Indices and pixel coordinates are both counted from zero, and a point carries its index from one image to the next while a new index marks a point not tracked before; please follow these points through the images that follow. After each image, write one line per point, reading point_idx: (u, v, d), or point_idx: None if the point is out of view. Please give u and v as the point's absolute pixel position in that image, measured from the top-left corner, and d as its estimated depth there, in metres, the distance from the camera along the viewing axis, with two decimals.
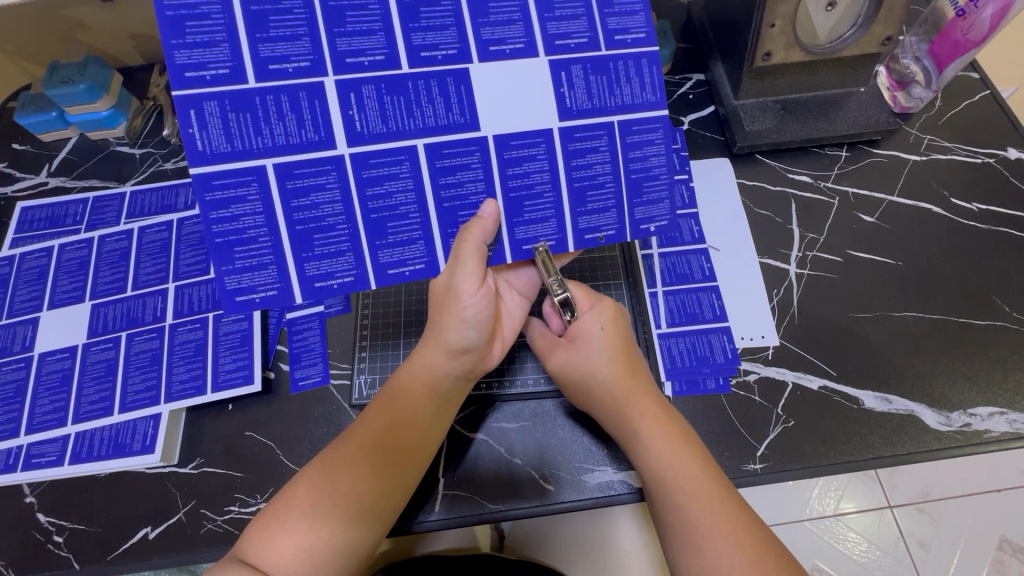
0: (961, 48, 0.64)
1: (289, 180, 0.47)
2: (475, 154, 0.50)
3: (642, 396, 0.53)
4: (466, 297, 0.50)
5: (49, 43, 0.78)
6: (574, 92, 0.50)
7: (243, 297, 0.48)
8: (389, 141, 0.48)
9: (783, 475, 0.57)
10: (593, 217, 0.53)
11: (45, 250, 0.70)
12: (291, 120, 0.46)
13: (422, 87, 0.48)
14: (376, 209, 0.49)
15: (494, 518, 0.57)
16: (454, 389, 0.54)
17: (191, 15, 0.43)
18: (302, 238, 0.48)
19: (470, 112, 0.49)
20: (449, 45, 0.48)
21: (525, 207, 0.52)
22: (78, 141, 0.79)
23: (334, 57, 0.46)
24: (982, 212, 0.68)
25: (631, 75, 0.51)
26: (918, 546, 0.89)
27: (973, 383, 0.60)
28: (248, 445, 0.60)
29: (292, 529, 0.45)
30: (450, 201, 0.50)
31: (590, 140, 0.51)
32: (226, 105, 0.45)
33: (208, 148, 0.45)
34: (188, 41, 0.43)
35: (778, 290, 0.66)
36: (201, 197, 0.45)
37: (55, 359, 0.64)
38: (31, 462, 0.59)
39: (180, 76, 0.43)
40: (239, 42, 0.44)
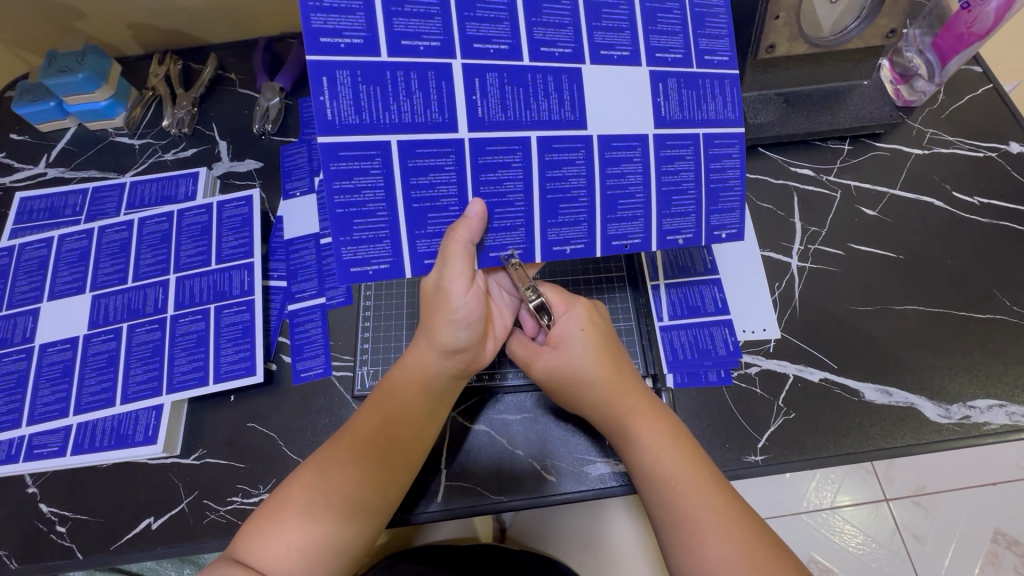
0: (965, 42, 0.64)
1: (411, 158, 0.47)
2: (580, 151, 0.50)
3: (627, 394, 0.53)
4: (457, 298, 0.49)
5: (48, 29, 0.78)
6: (668, 101, 0.51)
7: (356, 268, 0.48)
8: (507, 129, 0.48)
9: (784, 467, 0.57)
10: (622, 224, 0.52)
11: (44, 241, 0.69)
12: (418, 98, 0.46)
13: (538, 80, 0.48)
14: (488, 193, 0.49)
15: (494, 509, 0.58)
16: (447, 389, 0.53)
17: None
18: (418, 217, 0.48)
19: (580, 111, 0.49)
20: (567, 43, 0.49)
21: (619, 205, 0.52)
22: (76, 131, 0.78)
23: (462, 41, 0.46)
24: (982, 205, 0.69)
25: (717, 91, 0.52)
26: (913, 538, 0.93)
27: (973, 376, 0.60)
28: (250, 436, 0.60)
29: (286, 526, 0.45)
30: (554, 194, 0.51)
31: (680, 148, 0.52)
32: (357, 76, 0.44)
33: (337, 118, 0.44)
34: (324, 7, 0.43)
35: (779, 284, 0.66)
36: (327, 166, 0.45)
37: (56, 350, 0.63)
38: (33, 453, 0.59)
39: (315, 42, 0.43)
40: (376, 19, 0.44)
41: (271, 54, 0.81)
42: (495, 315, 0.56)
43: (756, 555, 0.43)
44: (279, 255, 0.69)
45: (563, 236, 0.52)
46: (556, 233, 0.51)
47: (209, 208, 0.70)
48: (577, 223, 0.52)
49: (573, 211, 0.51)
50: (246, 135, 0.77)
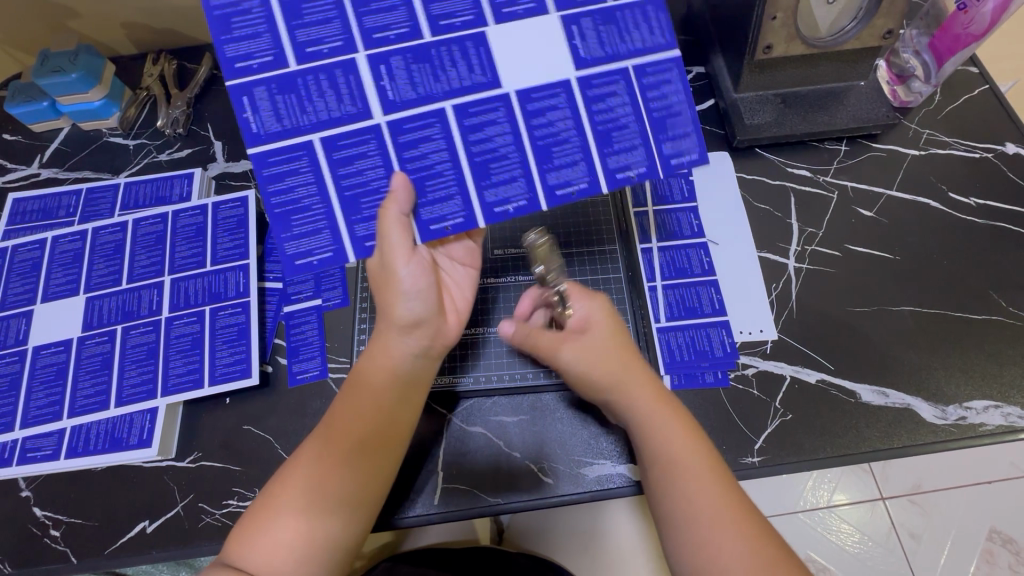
0: (961, 43, 0.64)
1: (336, 150, 0.48)
2: (500, 110, 0.50)
3: (646, 387, 0.52)
4: (401, 269, 0.48)
5: (40, 28, 0.78)
6: (585, 42, 0.50)
7: (301, 260, 0.49)
8: (419, 106, 0.49)
9: (781, 468, 0.57)
10: (562, 172, 0.51)
11: (38, 242, 0.69)
12: (331, 96, 0.48)
13: (486, 64, 0.50)
14: (415, 168, 0.49)
15: (491, 511, 0.58)
16: (416, 369, 0.51)
17: (236, 12, 0.46)
18: (352, 203, 0.49)
19: (491, 72, 0.50)
20: (528, 1, 0.50)
21: (553, 153, 0.51)
22: (70, 132, 0.78)
23: (429, 22, 0.49)
24: (978, 206, 0.69)
25: (638, 22, 0.51)
26: (909, 536, 0.94)
27: (969, 377, 0.60)
28: (246, 439, 0.60)
29: (276, 527, 0.45)
30: (482, 156, 0.50)
31: (608, 84, 0.51)
32: (272, 88, 0.47)
33: (261, 128, 0.47)
34: (302, 20, 0.47)
35: (776, 285, 0.66)
36: (260, 173, 0.48)
37: (50, 352, 0.63)
38: (27, 456, 0.58)
39: (231, 66, 0.46)
40: (280, 31, 0.47)
41: None
42: (447, 287, 0.56)
43: (763, 556, 0.43)
44: (275, 256, 0.69)
45: (501, 195, 0.50)
46: (493, 193, 0.50)
47: (204, 209, 0.70)
48: (514, 179, 0.51)
49: (507, 168, 0.50)
50: (241, 135, 0.77)
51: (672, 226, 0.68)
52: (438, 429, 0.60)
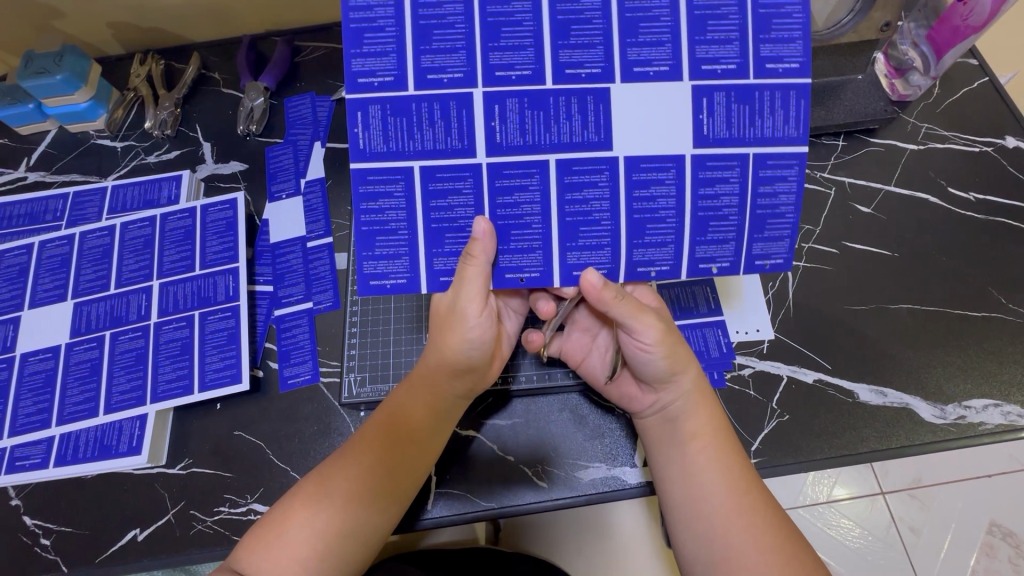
0: (961, 35, 0.63)
1: (431, 182, 0.48)
2: (603, 174, 0.48)
3: (700, 384, 0.51)
4: (469, 320, 0.49)
5: (24, 30, 0.76)
6: (712, 120, 0.48)
7: (375, 282, 0.49)
8: (524, 153, 0.48)
9: (777, 470, 0.56)
10: (648, 250, 0.50)
11: (25, 247, 0.68)
12: (440, 127, 0.47)
13: (561, 103, 0.47)
14: (505, 216, 0.49)
15: (487, 515, 0.57)
16: (453, 409, 0.52)
17: (370, 27, 0.46)
18: (436, 236, 0.49)
19: (605, 131, 0.47)
20: (663, 60, 0.47)
21: (647, 229, 0.49)
22: (56, 134, 0.77)
23: (554, 67, 0.47)
24: (977, 201, 0.68)
25: (777, 105, 0.47)
26: (908, 530, 0.93)
27: (968, 375, 0.59)
28: (237, 444, 0.60)
29: (291, 537, 0.45)
30: (572, 218, 0.49)
31: (722, 169, 0.48)
32: (387, 110, 0.46)
33: (368, 146, 0.47)
34: (363, 50, 0.46)
35: (773, 283, 0.65)
36: (357, 189, 0.47)
37: (38, 359, 0.62)
38: (16, 464, 0.58)
39: (353, 82, 0.46)
40: (406, 54, 0.46)
41: (255, 53, 0.80)
42: (502, 337, 0.57)
43: (785, 552, 0.43)
44: (265, 259, 0.68)
45: (583, 260, 0.50)
46: (575, 257, 0.50)
47: (192, 212, 0.69)
48: (600, 248, 0.50)
49: (595, 236, 0.49)
50: (229, 135, 0.76)
51: None
52: None
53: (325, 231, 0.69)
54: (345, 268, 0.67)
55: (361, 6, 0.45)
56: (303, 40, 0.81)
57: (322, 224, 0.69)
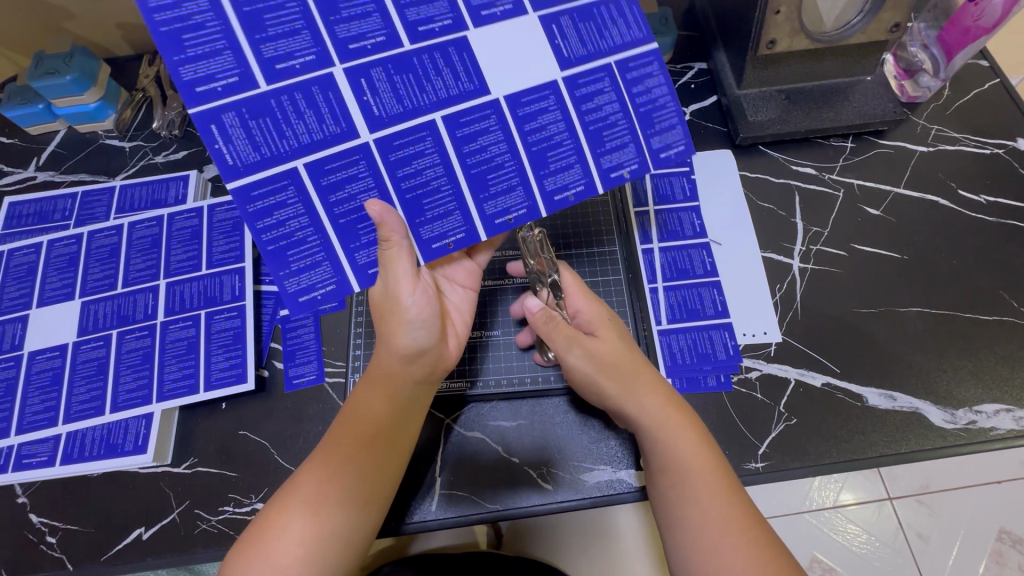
0: (971, 36, 0.62)
1: (322, 176, 0.45)
2: (491, 118, 0.48)
3: (668, 406, 0.50)
4: (406, 297, 0.47)
5: (36, 31, 0.77)
6: (568, 42, 0.49)
7: (304, 297, 0.46)
8: (407, 120, 0.46)
9: (784, 474, 0.56)
10: (559, 177, 0.50)
11: (33, 246, 0.68)
12: (311, 116, 0.44)
13: (426, 60, 0.46)
14: (409, 188, 0.47)
15: (492, 517, 0.57)
16: (418, 394, 0.50)
17: (187, 26, 0.40)
18: (348, 231, 0.47)
19: (478, 78, 0.47)
20: (507, 1, 0.48)
21: (549, 157, 0.49)
22: (66, 134, 0.78)
23: (407, 28, 0.45)
24: (989, 204, 0.67)
25: (616, 16, 0.50)
26: (917, 537, 0.92)
27: (980, 379, 0.59)
28: (242, 444, 0.60)
29: (271, 546, 0.45)
30: (478, 167, 0.48)
31: (594, 83, 0.49)
32: (244, 113, 0.42)
33: (239, 160, 0.43)
34: (189, 55, 0.41)
35: (780, 285, 0.64)
36: (245, 211, 0.44)
37: (46, 358, 0.62)
38: (22, 462, 0.58)
39: (191, 93, 0.41)
40: (241, 48, 0.42)
41: None
42: (449, 312, 0.55)
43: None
44: None
45: (501, 206, 0.49)
46: (492, 206, 0.49)
47: (200, 212, 0.69)
48: (513, 189, 0.49)
49: (503, 179, 0.49)
50: None
51: (673, 225, 0.67)
52: (436, 434, 0.60)
53: None
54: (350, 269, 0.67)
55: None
56: None
57: None
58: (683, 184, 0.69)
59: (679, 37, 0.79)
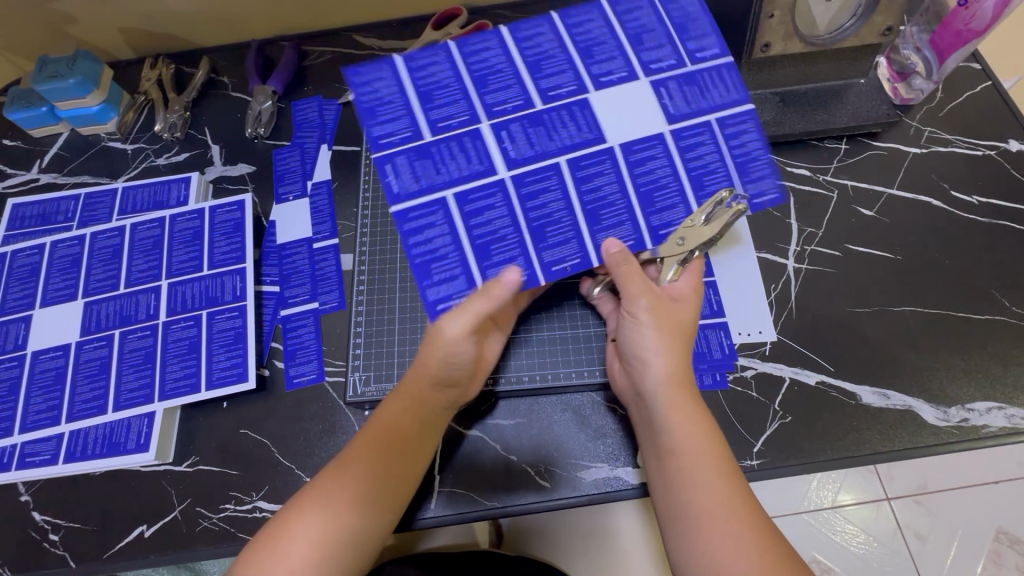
0: (963, 39, 0.63)
1: (467, 204, 0.48)
2: (607, 163, 0.49)
3: (674, 386, 0.50)
4: (455, 346, 0.49)
5: (40, 36, 0.78)
6: (673, 100, 0.50)
7: (442, 306, 0.47)
8: (536, 162, 0.49)
9: (779, 471, 0.56)
10: (664, 215, 0.50)
11: (37, 247, 0.69)
12: (461, 157, 0.48)
13: (556, 116, 0.49)
14: (536, 216, 0.49)
15: (492, 514, 0.57)
16: (440, 418, 0.53)
17: (379, 103, 0.48)
18: (484, 250, 0.48)
19: (596, 129, 0.49)
20: (569, 83, 0.50)
21: (656, 198, 0.50)
22: (69, 136, 0.78)
23: (484, 108, 0.49)
24: (981, 204, 0.68)
25: (718, 78, 0.50)
26: (914, 537, 0.93)
27: (971, 378, 0.59)
28: (243, 442, 0.60)
29: (286, 552, 0.45)
30: (593, 203, 0.49)
31: (697, 135, 0.50)
32: (411, 156, 0.48)
33: (402, 188, 0.47)
34: (379, 119, 0.48)
35: (775, 285, 0.65)
36: (400, 228, 0.47)
37: (48, 357, 0.63)
38: (26, 461, 0.58)
39: (376, 143, 0.47)
40: (415, 111, 0.48)
41: (264, 57, 0.81)
42: (484, 359, 0.58)
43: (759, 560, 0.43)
44: (272, 260, 0.69)
45: (613, 240, 0.49)
46: (605, 237, 0.49)
47: (201, 213, 0.70)
48: (622, 224, 0.50)
49: (615, 215, 0.49)
50: (237, 138, 0.77)
51: None
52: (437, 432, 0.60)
53: (331, 232, 0.70)
54: (350, 270, 0.68)
55: (363, 88, 0.48)
56: (311, 45, 0.83)
57: (328, 226, 0.70)
58: None
59: None
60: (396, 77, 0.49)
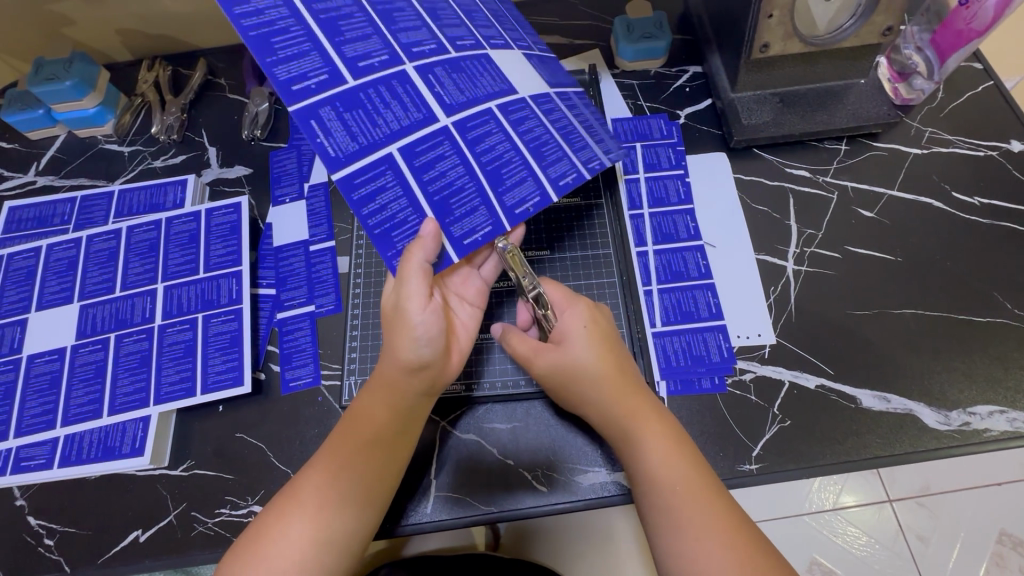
0: (964, 38, 0.63)
1: (414, 158, 0.47)
2: (529, 108, 0.53)
3: (620, 395, 0.52)
4: (414, 314, 0.48)
5: (37, 37, 0.78)
6: (543, 71, 0.58)
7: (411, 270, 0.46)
8: (472, 107, 0.50)
9: (778, 476, 0.56)
10: (588, 151, 0.54)
11: (33, 250, 0.69)
12: (396, 106, 0.47)
13: (472, 65, 0.52)
14: (488, 161, 0.50)
15: (487, 519, 0.57)
16: (421, 406, 0.51)
17: (272, 32, 0.43)
18: (443, 206, 0.48)
19: (507, 80, 0.53)
20: (467, 36, 0.53)
21: (577, 138, 0.54)
22: (66, 139, 0.78)
23: (403, 49, 0.49)
24: (982, 206, 0.67)
25: (558, 68, 0.60)
26: (917, 539, 0.92)
27: (973, 381, 0.59)
28: (239, 447, 0.60)
29: (269, 550, 0.45)
30: (533, 142, 0.52)
31: (569, 98, 0.58)
32: (338, 107, 0.44)
33: (340, 151, 0.44)
34: (280, 57, 0.43)
35: (774, 288, 0.65)
36: (350, 198, 0.44)
37: (44, 361, 0.63)
38: (20, 465, 0.58)
39: (289, 91, 0.42)
40: (326, 51, 0.45)
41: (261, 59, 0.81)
42: (458, 330, 0.55)
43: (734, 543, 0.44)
44: (268, 262, 0.69)
45: (559, 171, 0.52)
46: (554, 171, 0.52)
47: (197, 215, 0.70)
48: (563, 159, 0.53)
49: (554, 150, 0.53)
50: (234, 140, 0.77)
51: (668, 228, 0.68)
52: (433, 436, 0.60)
53: (327, 234, 0.70)
54: (346, 272, 0.68)
55: (245, 7, 0.42)
56: None
57: (324, 228, 0.70)
58: (679, 187, 0.70)
59: (674, 41, 0.80)
60: (292, 7, 0.44)
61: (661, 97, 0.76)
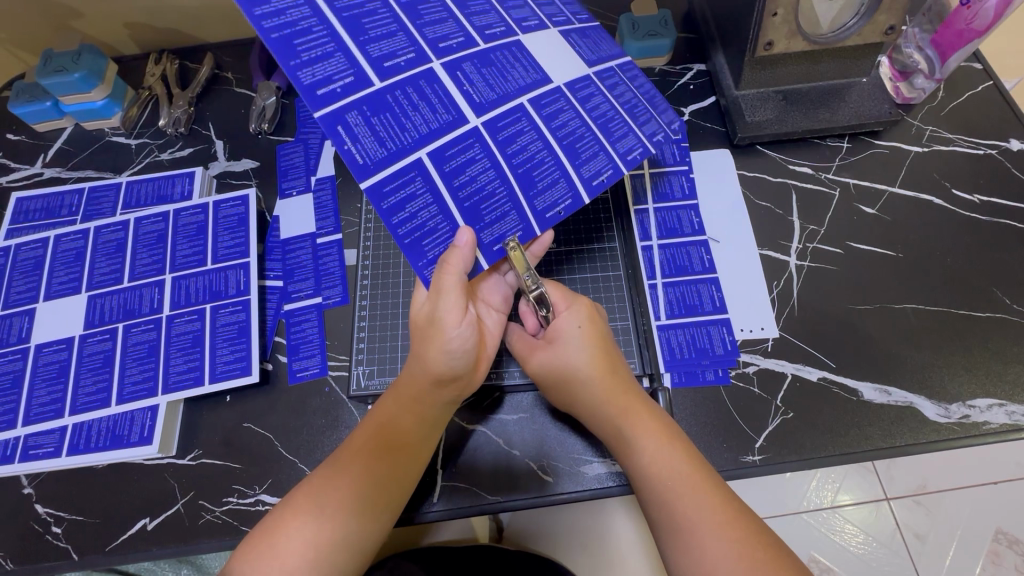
0: (964, 39, 0.64)
1: (444, 162, 0.47)
2: (561, 99, 0.53)
3: (612, 396, 0.53)
4: (451, 328, 0.49)
5: (45, 30, 0.79)
6: (583, 49, 0.56)
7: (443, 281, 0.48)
8: (502, 105, 0.50)
9: (781, 467, 0.57)
10: (623, 142, 0.54)
11: (41, 241, 0.69)
12: (424, 108, 0.47)
13: (502, 57, 0.52)
14: (519, 163, 0.50)
15: (492, 509, 0.57)
16: (444, 414, 0.53)
17: (296, 34, 0.43)
18: (473, 212, 0.48)
19: (540, 70, 0.53)
20: (498, 24, 0.53)
21: (611, 128, 0.54)
22: (73, 131, 0.79)
23: (429, 45, 0.49)
24: (983, 203, 0.68)
25: (602, 37, 0.59)
26: (914, 537, 0.93)
27: (972, 374, 0.60)
28: (246, 436, 0.60)
29: (282, 547, 0.46)
30: (566, 139, 0.52)
31: (611, 77, 0.56)
32: (365, 111, 0.45)
33: (368, 157, 0.44)
34: (304, 59, 0.43)
35: (777, 282, 0.65)
36: (380, 207, 0.45)
37: (52, 350, 0.63)
38: (28, 453, 0.58)
39: (314, 96, 0.43)
40: (352, 53, 0.45)
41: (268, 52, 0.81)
42: (486, 339, 0.55)
43: (733, 534, 0.44)
44: (275, 254, 0.69)
45: (593, 170, 0.52)
46: (586, 170, 0.52)
47: (205, 207, 0.70)
48: (597, 155, 0.52)
49: (587, 146, 0.52)
50: (241, 133, 0.77)
51: (673, 223, 0.68)
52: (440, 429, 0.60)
53: (335, 227, 0.70)
54: (353, 265, 0.68)
55: (265, 7, 0.42)
56: None
57: (331, 221, 0.71)
58: (682, 183, 0.71)
59: (678, 38, 0.81)
60: (314, 7, 0.44)
61: (666, 95, 0.77)
